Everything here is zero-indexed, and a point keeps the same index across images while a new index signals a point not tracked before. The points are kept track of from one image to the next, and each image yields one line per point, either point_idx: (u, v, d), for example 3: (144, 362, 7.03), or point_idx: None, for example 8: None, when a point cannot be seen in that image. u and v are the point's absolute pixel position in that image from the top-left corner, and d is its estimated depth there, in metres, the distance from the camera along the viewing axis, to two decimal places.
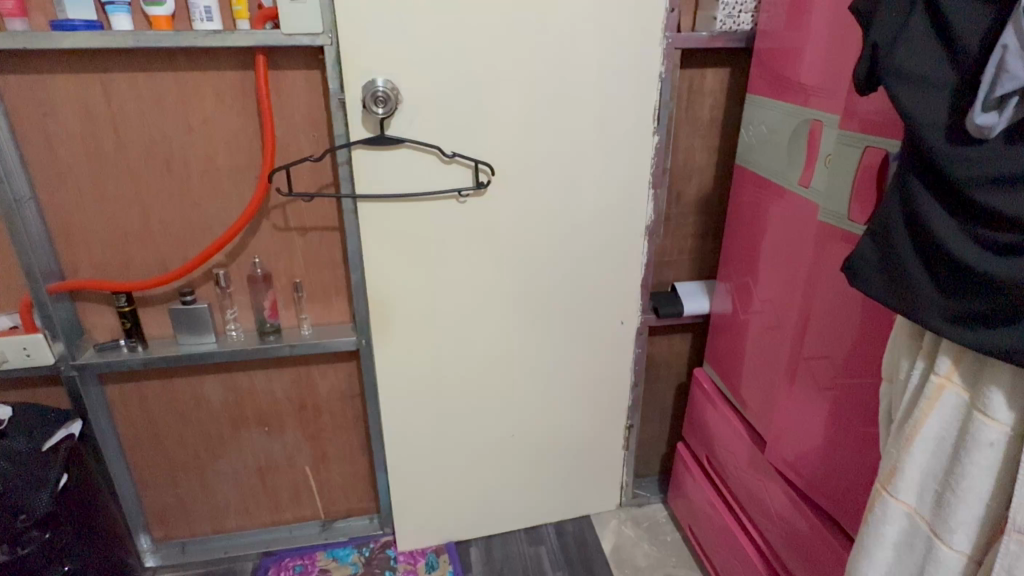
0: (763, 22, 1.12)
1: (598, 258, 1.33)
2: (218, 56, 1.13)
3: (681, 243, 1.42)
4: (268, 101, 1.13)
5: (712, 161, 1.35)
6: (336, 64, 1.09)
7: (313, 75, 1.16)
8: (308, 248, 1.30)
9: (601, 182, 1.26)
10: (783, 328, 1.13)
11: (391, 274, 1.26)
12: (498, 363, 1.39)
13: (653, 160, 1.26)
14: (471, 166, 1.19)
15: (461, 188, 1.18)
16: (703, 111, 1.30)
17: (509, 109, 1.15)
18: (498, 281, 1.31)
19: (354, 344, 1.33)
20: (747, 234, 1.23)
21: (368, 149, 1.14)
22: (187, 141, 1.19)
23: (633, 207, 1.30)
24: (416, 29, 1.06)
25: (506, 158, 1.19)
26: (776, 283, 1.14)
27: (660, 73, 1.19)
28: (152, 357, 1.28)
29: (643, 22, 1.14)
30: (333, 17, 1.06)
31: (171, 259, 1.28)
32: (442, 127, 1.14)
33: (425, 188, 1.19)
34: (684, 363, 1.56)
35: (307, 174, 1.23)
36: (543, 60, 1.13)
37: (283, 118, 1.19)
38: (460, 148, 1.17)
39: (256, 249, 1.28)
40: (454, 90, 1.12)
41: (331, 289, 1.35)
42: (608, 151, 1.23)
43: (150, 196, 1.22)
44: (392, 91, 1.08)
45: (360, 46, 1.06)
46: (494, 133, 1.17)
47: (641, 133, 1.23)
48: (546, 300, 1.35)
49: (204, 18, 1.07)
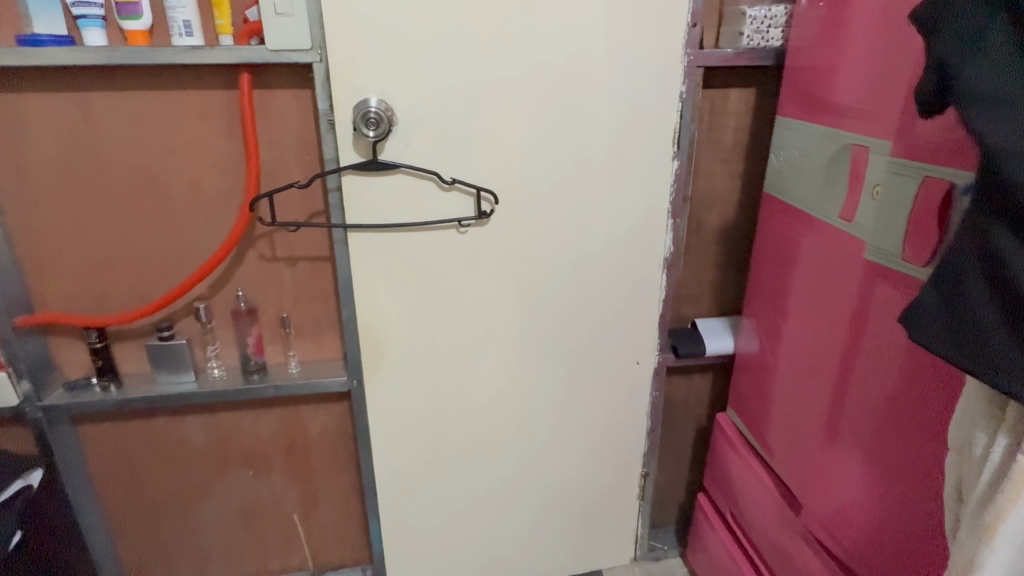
0: (794, 38, 1.02)
1: (610, 292, 1.22)
2: (202, 74, 1.04)
3: (702, 277, 1.30)
4: (252, 124, 1.05)
5: (736, 189, 1.23)
6: (325, 82, 1.00)
7: (303, 94, 1.07)
8: (298, 280, 1.20)
9: (614, 211, 1.15)
10: (817, 377, 1.01)
11: (386, 308, 1.16)
12: (502, 405, 1.28)
13: (673, 186, 1.15)
14: (473, 194, 1.09)
15: (462, 218, 1.08)
16: (726, 134, 1.19)
17: (512, 133, 1.06)
18: (501, 316, 1.20)
19: (345, 384, 1.22)
20: (778, 269, 1.12)
21: (360, 175, 1.04)
22: (168, 164, 1.09)
23: (650, 239, 1.19)
24: (411, 42, 0.98)
25: (510, 185, 1.10)
26: (810, 325, 1.02)
27: (681, 93, 1.08)
28: (127, 398, 1.17)
29: (660, 39, 1.04)
30: (322, 31, 0.96)
31: (151, 292, 1.17)
32: (441, 152, 1.05)
33: (423, 218, 1.09)
34: (705, 406, 1.43)
35: (296, 203, 1.14)
36: (550, 79, 1.04)
37: (270, 141, 1.10)
38: (461, 174, 1.07)
39: (241, 281, 1.18)
40: (453, 110, 1.03)
41: (322, 323, 1.24)
42: (621, 177, 1.13)
43: (128, 224, 1.12)
44: (385, 112, 0.99)
45: (351, 62, 0.97)
46: (498, 159, 1.07)
47: (659, 159, 1.13)
48: (553, 337, 1.24)
49: (182, 33, 0.98)
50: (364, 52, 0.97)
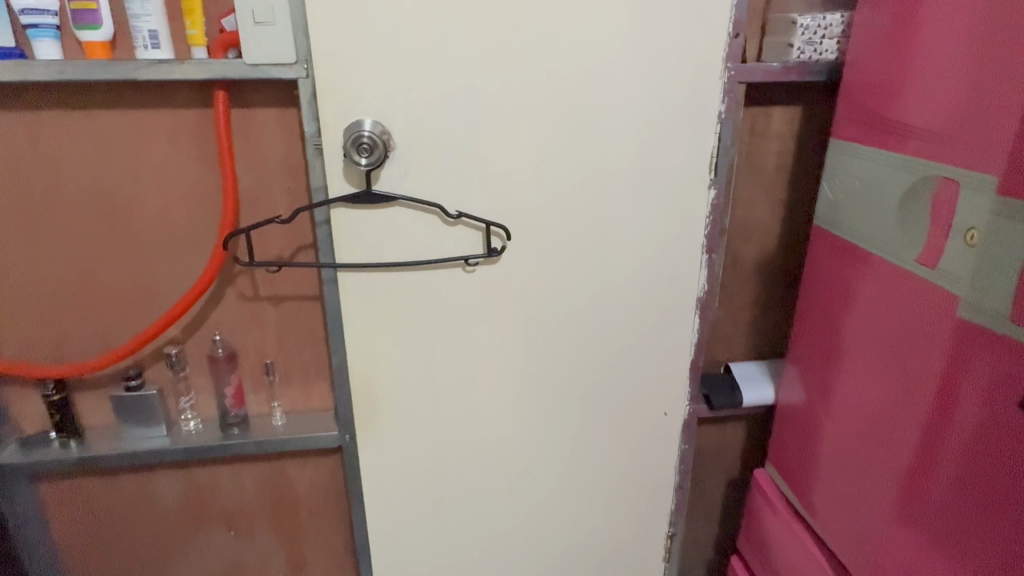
0: (853, 50, 0.88)
1: (637, 335, 1.08)
2: (172, 92, 0.91)
3: (737, 317, 1.16)
4: (228, 147, 0.91)
5: (777, 219, 1.09)
6: (311, 102, 0.86)
7: (288, 114, 0.94)
8: (285, 323, 1.06)
9: (642, 246, 1.01)
10: (891, 444, 0.86)
11: (382, 354, 1.02)
12: (513, 461, 1.14)
13: (710, 218, 1.01)
14: (482, 229, 0.96)
15: (469, 256, 0.94)
16: (768, 159, 1.05)
17: (527, 159, 0.93)
18: (513, 363, 1.06)
19: (336, 439, 1.08)
20: (830, 312, 0.98)
21: (351, 208, 0.91)
22: (135, 192, 0.96)
23: (682, 277, 1.05)
24: (411, 56, 0.85)
25: (524, 217, 0.96)
26: (878, 381, 0.87)
27: (719, 113, 0.95)
28: (88, 456, 1.03)
29: (698, 52, 0.91)
30: (310, 42, 0.83)
31: (117, 336, 1.03)
32: (447, 181, 0.92)
33: (425, 255, 0.96)
34: (739, 459, 1.28)
35: (280, 236, 1.00)
36: (569, 97, 0.90)
37: (250, 167, 0.96)
38: (469, 205, 0.94)
39: (219, 322, 1.05)
40: (458, 133, 0.90)
41: (311, 370, 1.10)
42: (650, 208, 0.99)
43: (90, 260, 0.98)
44: (380, 137, 0.86)
45: (342, 79, 0.85)
46: (511, 188, 0.94)
47: (693, 187, 0.99)
48: (571, 387, 1.09)
49: (148, 45, 0.85)
50: (357, 66, 0.84)
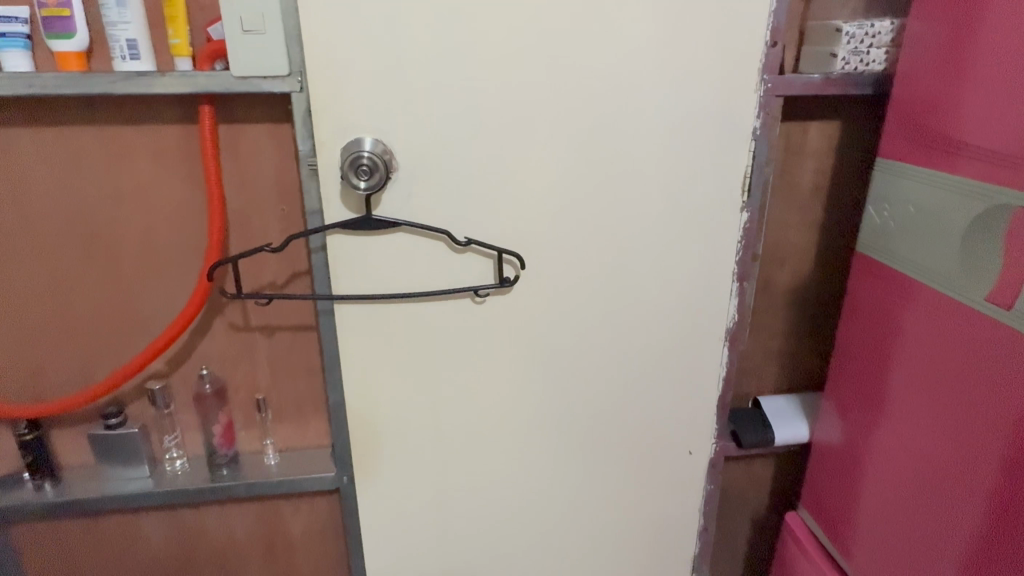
0: (905, 60, 0.80)
1: (660, 369, 0.99)
2: (154, 107, 0.83)
3: (767, 347, 1.07)
4: (214, 167, 0.83)
5: (812, 243, 1.01)
6: (306, 117, 0.78)
7: (281, 130, 0.86)
8: (278, 355, 0.98)
9: (667, 273, 0.93)
10: (959, 494, 0.77)
11: (383, 391, 0.94)
12: (524, 504, 1.05)
13: (742, 243, 0.92)
14: (493, 256, 0.87)
15: (479, 286, 0.86)
16: (803, 178, 0.97)
17: (544, 180, 0.84)
18: (525, 399, 0.97)
19: (333, 481, 0.99)
20: (876, 345, 0.89)
21: (350, 234, 0.83)
22: (114, 215, 0.87)
23: (711, 306, 0.96)
24: (417, 69, 0.77)
25: (539, 243, 0.88)
26: (944, 422, 0.78)
27: (755, 129, 0.86)
28: (63, 500, 0.95)
29: (732, 62, 0.83)
30: (304, 53, 0.75)
31: (96, 370, 0.95)
32: (454, 204, 0.83)
33: (430, 285, 0.87)
34: (767, 498, 1.18)
35: (272, 262, 0.92)
36: (591, 113, 0.82)
37: (240, 188, 0.88)
38: (479, 230, 0.85)
39: (206, 355, 0.97)
40: (469, 152, 0.81)
41: (307, 404, 1.02)
42: (676, 232, 0.90)
43: (66, 289, 0.90)
44: (381, 160, 0.77)
45: (340, 94, 0.77)
46: (525, 212, 0.85)
47: (725, 210, 0.90)
48: (589, 425, 1.00)
49: (126, 56, 0.77)
50: (356, 80, 0.77)
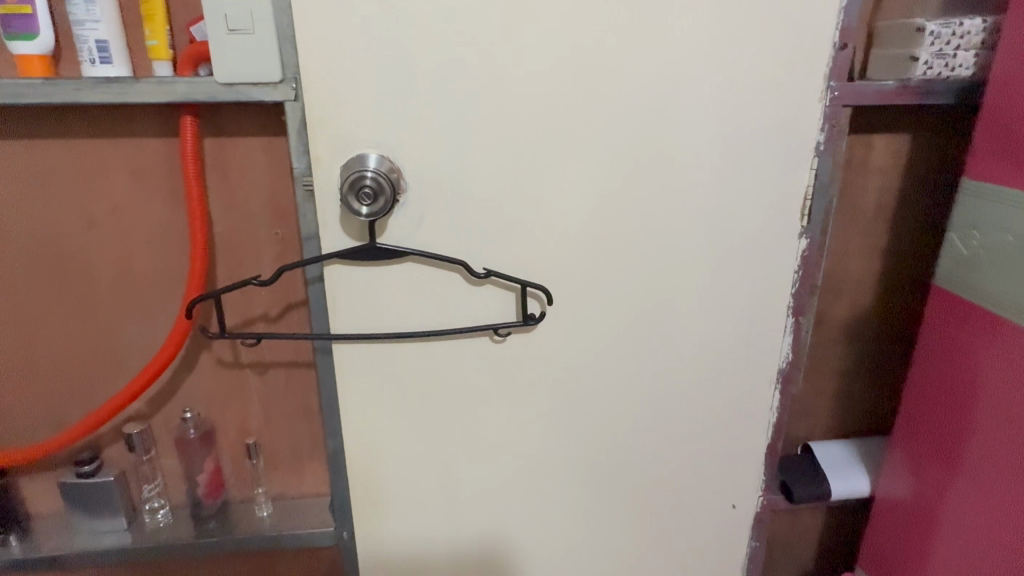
0: (1003, 64, 0.68)
1: (703, 415, 0.87)
2: (129, 117, 0.72)
3: (820, 386, 0.95)
4: (196, 186, 0.72)
5: (875, 271, 0.89)
6: (301, 130, 0.67)
7: (276, 144, 0.75)
8: (272, 395, 0.87)
9: (713, 307, 0.81)
10: None
11: (387, 438, 0.82)
12: (545, 564, 0.92)
13: (799, 273, 0.80)
14: (515, 289, 0.76)
15: (498, 325, 0.75)
16: (866, 198, 0.85)
17: (574, 203, 0.73)
18: (549, 449, 0.85)
19: (331, 538, 0.87)
20: (958, 394, 0.76)
21: (350, 264, 0.72)
22: (84, 240, 0.77)
23: (762, 344, 0.84)
24: (431, 76, 0.66)
25: (567, 275, 0.76)
26: None
27: (818, 143, 0.74)
28: (28, 558, 0.84)
29: (795, 67, 0.71)
30: (299, 56, 0.65)
31: (67, 412, 0.84)
32: (471, 230, 0.72)
33: (443, 321, 0.76)
34: (816, 554, 1.06)
35: (264, 292, 0.81)
36: (631, 126, 0.71)
37: (228, 208, 0.78)
38: (499, 259, 0.74)
39: (191, 394, 0.86)
40: (488, 172, 0.70)
41: (304, 449, 0.91)
42: (726, 262, 0.79)
43: (31, 323, 0.79)
44: (386, 188, 0.66)
45: (341, 104, 0.67)
46: (552, 239, 0.74)
47: (781, 236, 0.78)
48: (620, 477, 0.88)
49: (95, 59, 0.67)
50: (360, 88, 0.66)
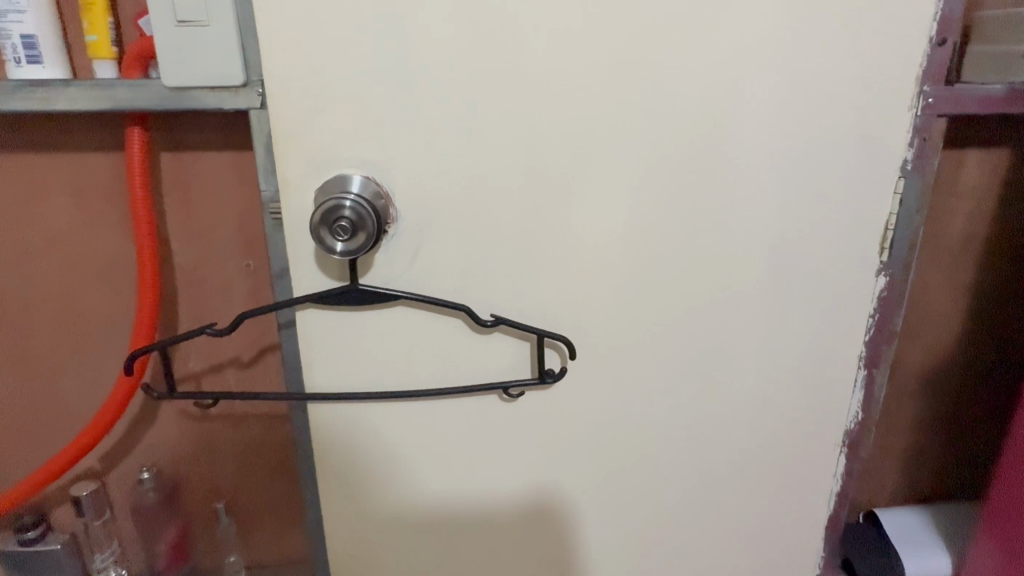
0: None
1: (754, 486, 0.72)
2: (71, 127, 0.61)
3: (888, 444, 0.81)
4: (146, 211, 0.60)
5: (960, 313, 0.74)
6: (270, 147, 0.55)
7: (244, 161, 0.63)
8: (244, 452, 0.75)
9: (771, 359, 0.66)
10: None
11: (374, 517, 0.68)
12: None
13: (874, 318, 0.66)
14: (530, 340, 0.62)
15: (510, 384, 0.61)
16: (953, 226, 0.70)
17: (603, 235, 0.59)
18: (569, 526, 0.71)
19: None
20: None
21: (328, 309, 0.59)
22: (21, 271, 0.65)
23: (827, 402, 0.69)
24: (430, 83, 0.53)
25: (595, 321, 0.62)
26: None
27: (905, 162, 0.61)
28: None
29: (884, 69, 0.57)
30: (265, 55, 0.52)
31: (7, 467, 0.72)
32: (477, 269, 0.59)
33: (442, 377, 0.63)
34: None
35: (233, 334, 0.69)
36: (678, 143, 0.57)
37: (190, 236, 0.65)
38: (512, 304, 0.61)
39: (151, 449, 0.74)
40: (500, 198, 0.57)
41: (281, 512, 0.78)
42: (788, 306, 0.64)
43: None
44: (368, 233, 0.51)
45: (319, 115, 0.54)
46: (577, 279, 0.61)
47: (855, 273, 0.64)
48: (652, 556, 0.74)
49: (20, 59, 0.55)
50: (340, 95, 0.53)
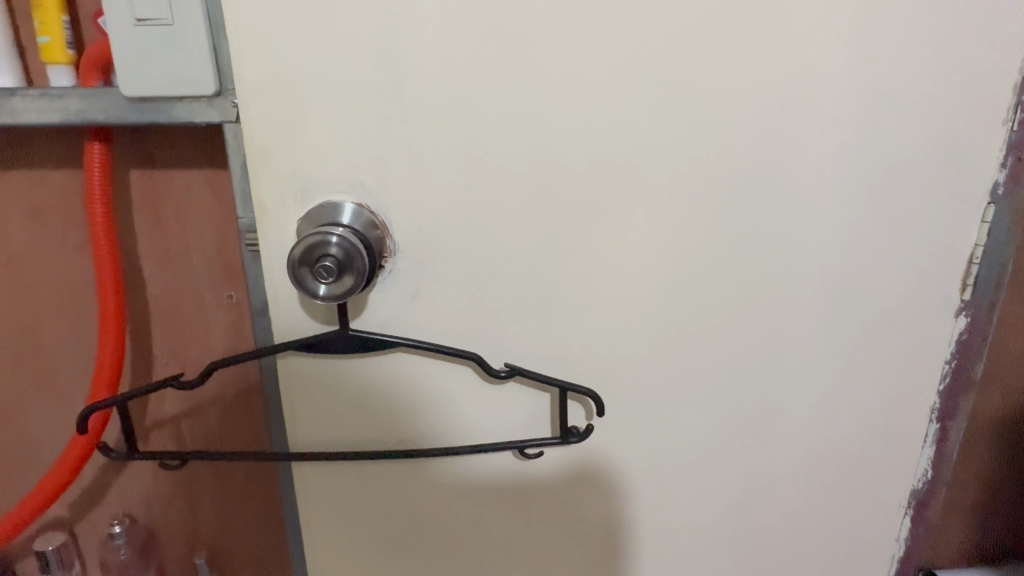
0: None
1: (803, 551, 0.63)
2: (25, 143, 0.53)
3: (953, 499, 0.71)
4: (106, 239, 0.52)
5: None
6: (244, 169, 0.47)
7: (221, 181, 0.55)
8: (227, 502, 0.67)
9: (826, 411, 0.58)
10: None
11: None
12: None
13: (950, 365, 0.57)
14: (549, 393, 0.53)
15: (524, 446, 0.52)
16: None
17: (636, 270, 0.51)
18: None
19: None
20: None
21: (313, 358, 0.51)
22: None
23: (890, 460, 0.60)
24: (436, 97, 0.45)
25: (625, 369, 0.54)
26: None
27: (995, 186, 0.51)
28: None
29: (977, 79, 0.48)
30: (238, 61, 0.44)
31: None
32: (489, 311, 0.51)
33: (447, 435, 0.54)
34: None
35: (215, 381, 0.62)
36: (726, 166, 0.48)
37: (163, 265, 0.58)
38: (528, 349, 0.52)
39: (124, 497, 0.66)
40: (516, 228, 0.49)
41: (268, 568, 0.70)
42: (848, 351, 0.56)
43: None
44: (358, 274, 0.43)
45: (304, 133, 0.46)
46: (605, 321, 0.52)
47: (928, 315, 0.55)
48: None
49: None
50: (329, 110, 0.45)
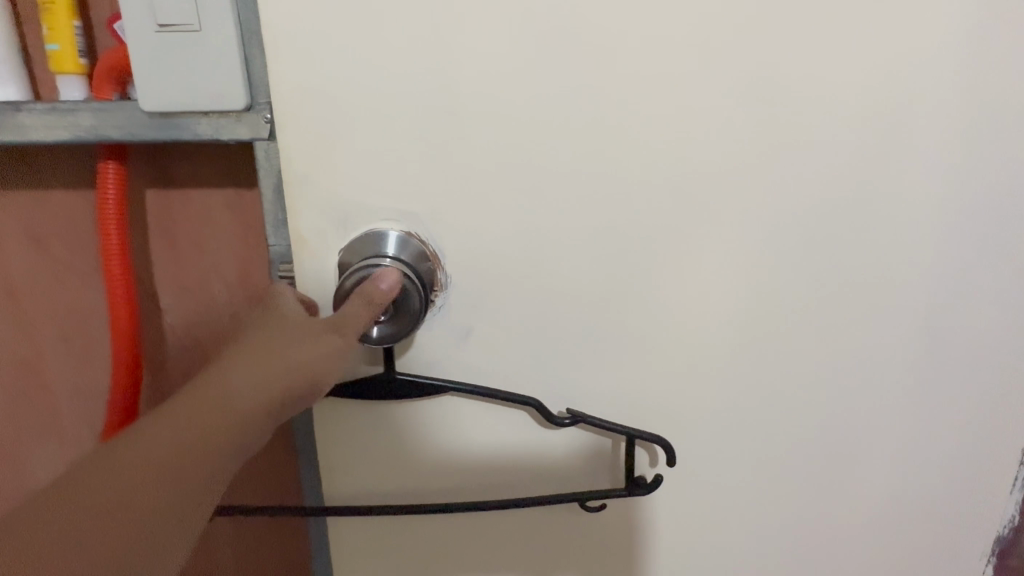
0: None
1: None
2: (33, 162, 0.48)
3: None
4: (119, 267, 0.47)
5: None
6: (279, 194, 0.42)
7: (246, 202, 0.50)
8: (253, 542, 0.63)
9: (910, 454, 0.53)
10: None
11: None
12: None
13: None
14: (612, 440, 0.49)
15: (586, 498, 0.48)
16: None
17: (712, 306, 0.46)
18: None
19: None
20: None
21: (358, 404, 0.47)
22: None
23: (974, 505, 0.56)
24: (497, 114, 0.40)
25: (693, 412, 0.49)
26: None
27: None
28: None
29: None
30: (275, 76, 0.39)
31: None
32: (548, 350, 0.46)
33: (500, 483, 0.50)
34: None
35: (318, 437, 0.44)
36: (817, 192, 0.44)
37: (182, 292, 0.53)
38: (590, 392, 0.48)
39: None
40: (582, 261, 0.44)
41: None
42: (937, 391, 0.51)
43: None
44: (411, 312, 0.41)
45: (349, 155, 0.41)
46: (675, 361, 0.48)
47: None
48: None
49: None
50: (378, 130, 0.40)
